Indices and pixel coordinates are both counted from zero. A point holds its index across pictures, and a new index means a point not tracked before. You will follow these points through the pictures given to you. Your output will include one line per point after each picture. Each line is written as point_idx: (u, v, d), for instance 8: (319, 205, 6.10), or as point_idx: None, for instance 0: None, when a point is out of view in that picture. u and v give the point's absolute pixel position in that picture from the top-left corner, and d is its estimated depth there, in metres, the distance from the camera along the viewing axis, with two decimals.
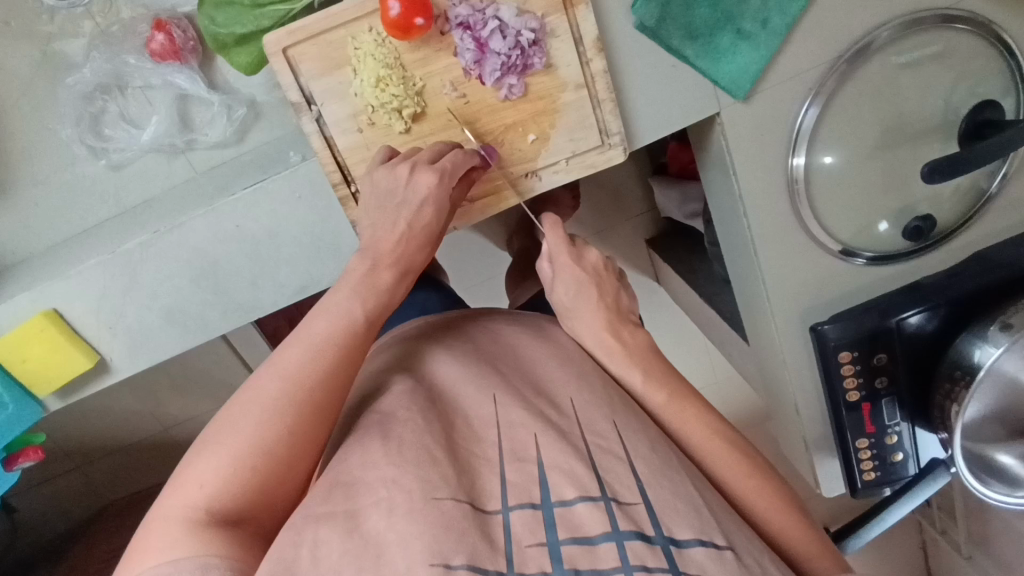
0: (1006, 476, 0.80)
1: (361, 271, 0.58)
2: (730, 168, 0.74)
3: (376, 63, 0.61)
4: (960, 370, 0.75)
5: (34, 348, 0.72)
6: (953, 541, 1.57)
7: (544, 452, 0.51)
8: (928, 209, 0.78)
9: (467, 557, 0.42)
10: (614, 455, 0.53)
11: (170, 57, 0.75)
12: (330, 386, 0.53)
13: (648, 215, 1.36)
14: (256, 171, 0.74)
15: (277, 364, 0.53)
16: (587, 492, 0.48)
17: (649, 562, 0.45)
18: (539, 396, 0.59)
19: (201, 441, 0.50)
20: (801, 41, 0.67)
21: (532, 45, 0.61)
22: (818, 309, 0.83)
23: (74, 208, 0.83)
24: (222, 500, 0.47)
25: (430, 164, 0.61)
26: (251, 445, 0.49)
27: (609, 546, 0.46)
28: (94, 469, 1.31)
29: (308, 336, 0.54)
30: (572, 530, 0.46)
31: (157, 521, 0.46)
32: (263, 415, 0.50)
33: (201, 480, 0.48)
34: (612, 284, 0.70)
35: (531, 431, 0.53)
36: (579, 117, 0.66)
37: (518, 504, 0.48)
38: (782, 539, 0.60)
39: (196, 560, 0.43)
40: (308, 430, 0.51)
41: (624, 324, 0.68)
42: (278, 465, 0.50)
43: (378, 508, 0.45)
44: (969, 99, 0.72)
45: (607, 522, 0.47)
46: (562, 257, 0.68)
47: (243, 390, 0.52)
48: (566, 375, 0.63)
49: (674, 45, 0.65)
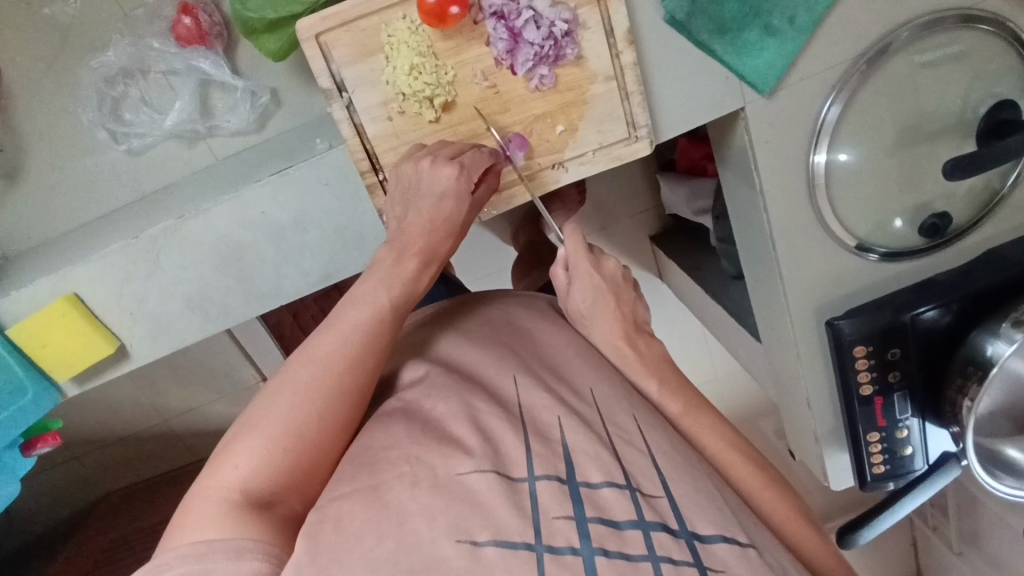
0: (1013, 469, 0.82)
1: (391, 259, 0.58)
2: (752, 163, 0.74)
3: (410, 51, 0.61)
4: (972, 366, 0.76)
5: (54, 331, 0.71)
6: (945, 537, 1.60)
7: (567, 432, 0.52)
8: (943, 206, 0.79)
9: (492, 533, 0.43)
10: (635, 448, 0.53)
11: (196, 41, 0.75)
12: (361, 372, 0.53)
13: (653, 211, 1.37)
14: (280, 159, 0.73)
15: (311, 350, 0.53)
16: (613, 478, 0.49)
17: (675, 554, 0.46)
18: (560, 381, 0.60)
19: (238, 424, 0.50)
20: (827, 39, 0.68)
21: (565, 35, 0.62)
22: (833, 304, 0.84)
23: (93, 193, 0.83)
24: (256, 483, 0.47)
25: (449, 159, 0.60)
26: (284, 429, 0.49)
27: (635, 534, 0.46)
28: (90, 461, 1.30)
29: (341, 322, 0.54)
30: (598, 509, 0.46)
31: (192, 501, 0.46)
32: (297, 399, 0.50)
33: (235, 461, 0.48)
34: (629, 294, 0.69)
35: (554, 411, 0.54)
36: (608, 109, 0.67)
37: (545, 475, 0.47)
38: (785, 534, 0.61)
39: (231, 543, 0.43)
40: (341, 414, 0.52)
41: (641, 334, 0.68)
42: (310, 449, 0.50)
43: (401, 481, 0.45)
44: (986, 99, 0.73)
45: (633, 512, 0.47)
46: (582, 270, 0.66)
47: (277, 375, 0.52)
48: (584, 366, 0.63)
49: (703, 40, 0.65)
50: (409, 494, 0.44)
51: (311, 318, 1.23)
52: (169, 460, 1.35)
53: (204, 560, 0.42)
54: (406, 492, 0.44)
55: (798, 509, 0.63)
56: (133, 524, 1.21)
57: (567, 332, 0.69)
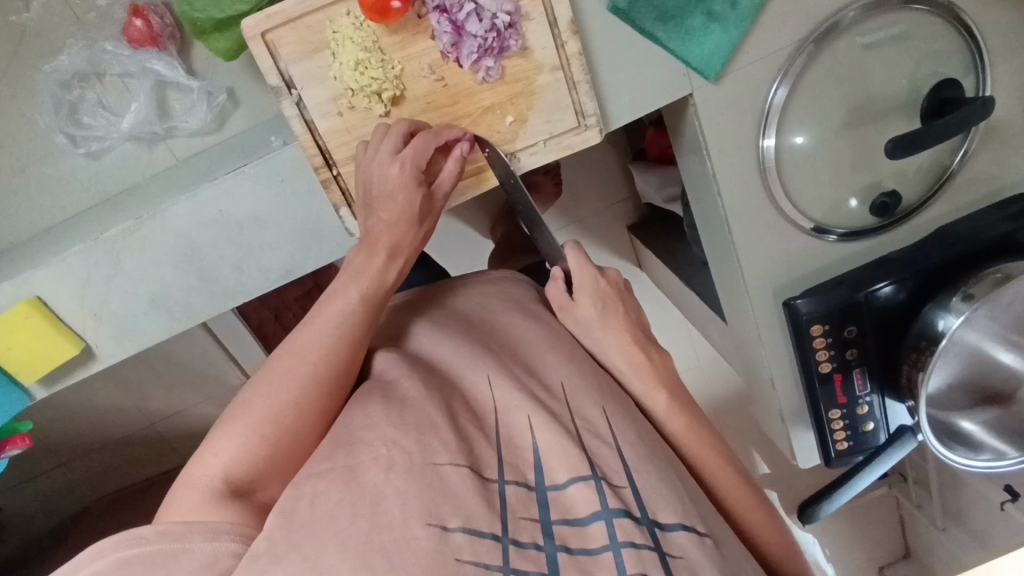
0: (969, 441, 0.84)
1: (362, 255, 0.59)
2: (703, 148, 0.76)
3: (355, 46, 0.62)
4: (924, 340, 0.78)
5: (18, 334, 0.72)
6: (929, 514, 1.61)
7: (539, 434, 0.53)
8: (893, 185, 0.81)
9: (462, 520, 0.44)
10: (602, 439, 0.55)
11: (149, 43, 0.76)
12: (336, 360, 0.54)
13: (629, 201, 1.38)
14: (237, 157, 0.74)
15: (290, 344, 0.54)
16: (579, 471, 0.50)
17: (637, 538, 0.48)
18: (530, 375, 0.60)
19: (221, 418, 0.52)
20: (769, 24, 0.70)
21: (507, 27, 0.63)
22: (792, 284, 0.86)
23: (56, 197, 0.84)
24: (236, 469, 0.48)
25: (394, 155, 0.60)
26: (262, 417, 0.50)
27: (599, 526, 0.48)
28: (79, 466, 1.31)
29: (319, 317, 0.55)
30: (563, 512, 0.49)
31: (178, 490, 0.48)
32: (273, 389, 0.51)
33: (217, 450, 0.49)
34: (632, 301, 0.70)
35: (526, 412, 0.54)
36: (556, 98, 0.68)
37: (514, 480, 0.50)
38: (736, 515, 0.64)
39: (211, 525, 0.44)
40: (318, 400, 0.53)
41: (653, 345, 0.68)
42: (287, 434, 0.51)
43: (376, 464, 0.46)
44: (931, 78, 0.74)
45: (597, 502, 0.49)
46: (584, 278, 0.67)
47: (258, 371, 0.53)
48: (557, 359, 0.63)
49: (647, 28, 0.66)
50: (384, 478, 0.45)
51: (292, 317, 1.23)
52: (157, 462, 1.36)
53: (182, 538, 0.43)
54: (382, 478, 0.45)
55: (749, 487, 0.65)
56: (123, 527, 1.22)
57: (536, 320, 0.69)
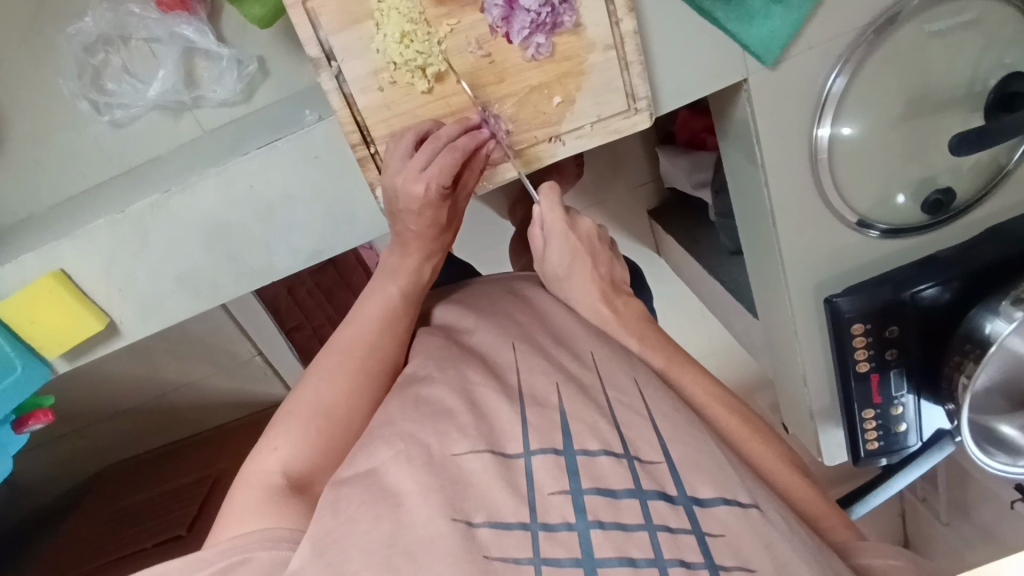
0: (1007, 446, 0.82)
1: (396, 255, 0.63)
2: (753, 137, 0.73)
3: (401, 17, 0.58)
4: (970, 344, 0.76)
5: (44, 307, 0.70)
6: (932, 508, 1.57)
7: (565, 400, 0.49)
8: (948, 181, 0.78)
9: (488, 514, 0.41)
10: (634, 412, 0.51)
11: (178, 6, 0.73)
12: (380, 354, 0.57)
13: (652, 185, 1.34)
14: (268, 130, 0.72)
15: (335, 341, 0.58)
16: (610, 446, 0.46)
17: (672, 522, 0.43)
18: (559, 346, 0.58)
19: (275, 416, 0.54)
20: (835, 6, 0.65)
21: (562, 2, 0.60)
22: (834, 281, 0.84)
23: (78, 164, 0.81)
24: (293, 463, 0.49)
25: (420, 172, 0.58)
26: (315, 408, 0.52)
27: (632, 503, 0.43)
28: (90, 434, 1.30)
29: (360, 315, 0.59)
30: (595, 479, 0.44)
31: (234, 490, 0.48)
32: (324, 383, 0.54)
33: (274, 445, 0.50)
34: (605, 255, 0.67)
35: (554, 380, 0.51)
36: (606, 79, 0.65)
37: (541, 449, 0.45)
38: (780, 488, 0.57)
39: (268, 533, 0.43)
40: (367, 392, 0.55)
41: (618, 294, 0.66)
42: (340, 425, 0.52)
43: (396, 460, 0.44)
44: (996, 70, 0.71)
45: (630, 479, 0.45)
46: (555, 227, 0.64)
47: (308, 370, 0.56)
48: (585, 331, 0.61)
49: (705, 7, 0.63)
50: (405, 472, 0.43)
51: (305, 293, 1.22)
52: (169, 432, 1.35)
53: (242, 551, 0.42)
54: (403, 472, 0.43)
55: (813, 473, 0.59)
56: (134, 496, 1.22)
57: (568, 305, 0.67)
